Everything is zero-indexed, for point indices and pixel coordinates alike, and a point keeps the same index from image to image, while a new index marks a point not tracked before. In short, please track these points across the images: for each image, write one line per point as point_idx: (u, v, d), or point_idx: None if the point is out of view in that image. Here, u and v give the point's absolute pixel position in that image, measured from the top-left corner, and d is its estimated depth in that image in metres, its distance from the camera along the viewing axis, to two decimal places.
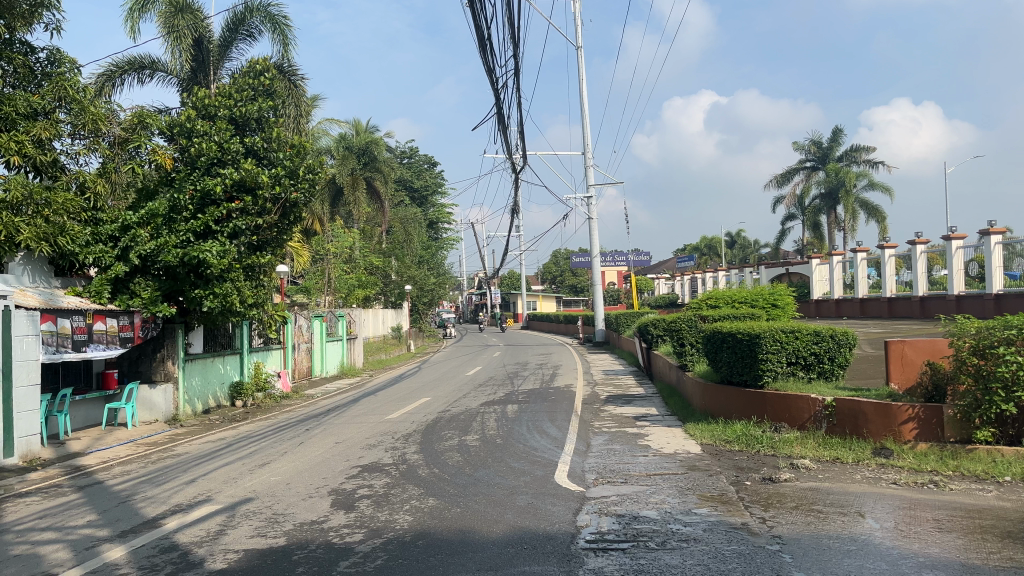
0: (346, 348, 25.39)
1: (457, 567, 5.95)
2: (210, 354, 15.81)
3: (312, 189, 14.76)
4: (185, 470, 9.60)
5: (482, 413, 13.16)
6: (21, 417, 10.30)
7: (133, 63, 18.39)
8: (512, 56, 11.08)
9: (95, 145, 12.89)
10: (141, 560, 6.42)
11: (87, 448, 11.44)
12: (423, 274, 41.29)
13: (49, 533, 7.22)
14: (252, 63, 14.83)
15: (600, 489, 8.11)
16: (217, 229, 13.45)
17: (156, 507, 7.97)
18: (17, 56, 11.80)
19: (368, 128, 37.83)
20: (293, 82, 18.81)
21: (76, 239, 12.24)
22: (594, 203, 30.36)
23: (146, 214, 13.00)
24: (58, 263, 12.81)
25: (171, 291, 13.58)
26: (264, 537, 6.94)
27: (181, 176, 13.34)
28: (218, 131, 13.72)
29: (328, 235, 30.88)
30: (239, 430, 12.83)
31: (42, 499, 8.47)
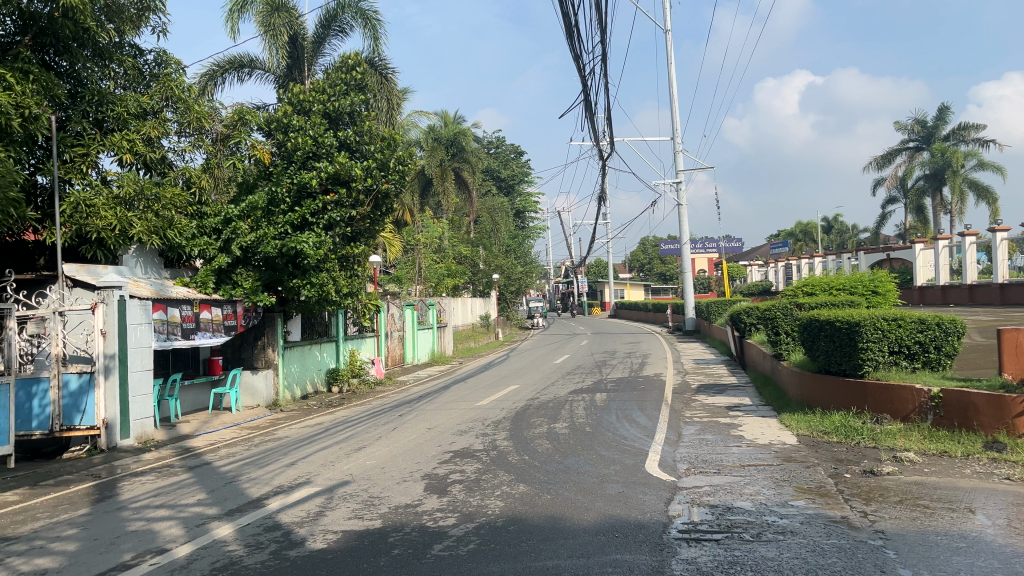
0: (436, 336, 25.83)
1: (549, 553, 5.99)
2: (307, 341, 16.40)
3: (403, 180, 14.94)
4: (285, 453, 9.99)
5: (570, 401, 13.18)
6: (136, 400, 10.94)
7: (233, 62, 19.13)
8: (600, 44, 10.94)
9: (199, 142, 13.49)
10: (247, 538, 6.74)
11: (195, 430, 12.04)
12: (511, 263, 41.53)
13: (163, 511, 7.66)
14: (345, 57, 15.08)
15: (691, 479, 8.01)
16: (313, 221, 13.89)
17: (260, 488, 8.33)
18: (127, 59, 12.41)
19: (455, 118, 38.15)
20: (384, 76, 19.20)
21: (183, 232, 12.86)
22: (684, 188, 29.74)
23: (246, 208, 13.67)
24: (167, 256, 13.51)
25: (271, 282, 14.14)
26: (361, 519, 7.16)
27: (279, 170, 13.83)
28: (313, 126, 14.11)
29: (418, 226, 31.40)
30: (336, 415, 13.26)
31: (156, 478, 8.99)
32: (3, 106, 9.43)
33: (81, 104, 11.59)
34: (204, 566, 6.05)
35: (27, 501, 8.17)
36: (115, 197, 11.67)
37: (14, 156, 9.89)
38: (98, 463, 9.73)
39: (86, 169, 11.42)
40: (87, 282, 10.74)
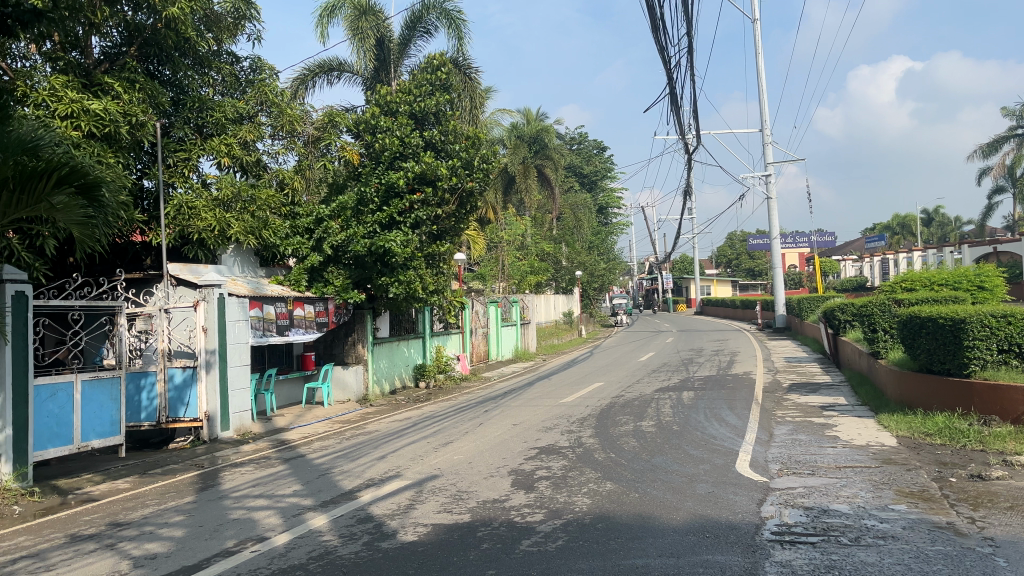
0: (520, 333, 25.95)
1: (638, 552, 5.94)
2: (395, 338, 16.75)
3: (487, 178, 15.10)
4: (376, 447, 10.23)
5: (657, 398, 13.02)
6: (235, 394, 11.40)
7: (323, 66, 19.65)
8: (685, 36, 10.75)
9: (291, 144, 13.93)
10: (341, 528, 6.93)
11: (290, 423, 12.46)
12: (594, 260, 41.33)
13: (261, 501, 7.95)
14: (430, 58, 15.29)
15: (784, 480, 7.81)
16: (400, 220, 14.16)
17: (352, 480, 8.56)
18: (225, 66, 12.91)
19: (537, 115, 38.22)
20: (468, 75, 19.39)
21: (278, 232, 13.33)
22: (773, 181, 28.93)
23: (336, 208, 14.03)
24: (263, 255, 14.06)
25: (360, 279, 14.49)
26: (450, 513, 7.26)
27: (367, 170, 14.14)
28: (400, 127, 14.38)
29: (501, 223, 31.63)
30: (423, 410, 13.49)
31: (254, 469, 9.35)
32: (112, 114, 10.03)
33: (182, 110, 12.13)
34: (302, 555, 6.26)
35: (137, 488, 8.63)
36: (214, 199, 12.16)
37: (123, 162, 10.45)
38: (201, 453, 10.19)
39: (188, 172, 11.91)
40: (189, 280, 11.32)
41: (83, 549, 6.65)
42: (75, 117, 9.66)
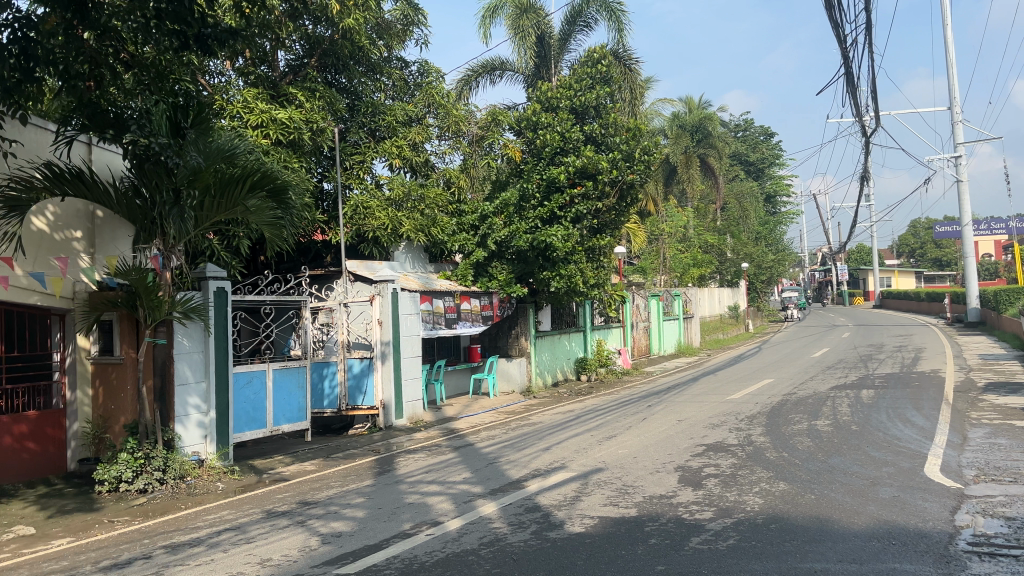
0: (683, 328, 25.46)
1: (815, 556, 5.68)
2: (557, 331, 16.95)
3: (648, 170, 14.93)
4: (541, 438, 10.39)
5: (832, 397, 12.36)
6: (408, 384, 11.98)
7: (486, 66, 20.15)
8: (863, 12, 10.06)
9: (457, 144, 14.38)
10: (510, 517, 7.11)
11: (458, 413, 12.91)
12: (761, 251, 39.76)
13: (434, 486, 8.30)
14: (590, 52, 15.26)
15: (981, 487, 7.18)
16: (561, 214, 14.25)
17: (519, 470, 8.75)
18: (395, 71, 13.52)
19: (699, 104, 37.23)
20: (628, 67, 19.22)
21: (445, 228, 13.88)
22: (964, 163, 26.54)
23: (500, 204, 14.31)
24: (431, 251, 14.67)
25: (523, 274, 14.75)
26: (617, 506, 7.25)
27: (529, 167, 14.44)
28: (561, 122, 14.50)
29: (661, 215, 31.13)
30: (586, 404, 13.55)
31: (427, 456, 9.77)
32: (296, 123, 10.79)
33: (358, 116, 12.82)
34: (474, 540, 6.48)
35: (322, 470, 9.26)
36: (386, 198, 12.77)
37: (305, 166, 11.21)
38: (377, 440, 10.78)
39: (363, 173, 12.55)
40: (365, 276, 12.00)
41: (277, 524, 7.23)
42: (264, 126, 10.47)
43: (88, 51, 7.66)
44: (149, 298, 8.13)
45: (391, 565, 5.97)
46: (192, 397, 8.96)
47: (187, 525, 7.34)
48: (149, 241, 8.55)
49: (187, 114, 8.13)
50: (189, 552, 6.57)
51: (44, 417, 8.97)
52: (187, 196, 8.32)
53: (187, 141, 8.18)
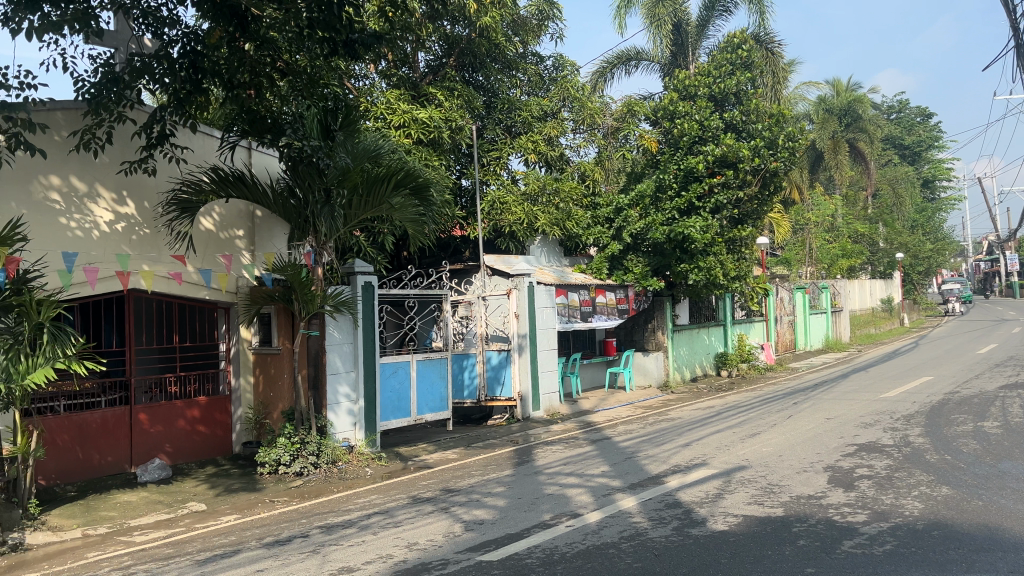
0: (832, 322, 24.29)
1: (984, 566, 5.27)
2: (696, 325, 16.61)
3: (793, 157, 14.33)
4: (680, 434, 10.21)
5: (1002, 396, 11.41)
6: (545, 377, 12.11)
7: (621, 57, 19.98)
8: None
9: (592, 137, 14.34)
10: (650, 512, 7.03)
11: (595, 406, 12.91)
12: (918, 241, 37.26)
13: (573, 479, 8.34)
14: (729, 37, 14.78)
15: None
16: (700, 205, 13.95)
17: (658, 465, 8.64)
18: (530, 67, 13.60)
19: (847, 86, 35.33)
20: (770, 50, 18.52)
21: (580, 222, 13.99)
22: None
23: (635, 196, 14.26)
24: (566, 245, 14.73)
25: (660, 266, 14.56)
26: (762, 505, 7.02)
27: (666, 157, 14.14)
28: (699, 111, 14.17)
29: (807, 203, 29.77)
30: (726, 399, 13.19)
31: (565, 448, 9.83)
32: (436, 122, 11.10)
33: (494, 112, 13.02)
34: (614, 533, 6.46)
35: (463, 459, 9.51)
36: (522, 193, 12.88)
37: (444, 163, 11.51)
38: (515, 431, 10.95)
39: (499, 169, 12.72)
40: (503, 270, 12.21)
41: (422, 510, 7.49)
42: (406, 126, 10.85)
43: (249, 62, 8.20)
44: (304, 292, 8.60)
45: (532, 554, 6.05)
46: (342, 386, 9.44)
47: (339, 507, 7.75)
48: (303, 238, 9.09)
49: (336, 117, 8.54)
50: (342, 533, 6.93)
51: (213, 403, 9.77)
52: (336, 196, 8.72)
53: (337, 143, 8.57)
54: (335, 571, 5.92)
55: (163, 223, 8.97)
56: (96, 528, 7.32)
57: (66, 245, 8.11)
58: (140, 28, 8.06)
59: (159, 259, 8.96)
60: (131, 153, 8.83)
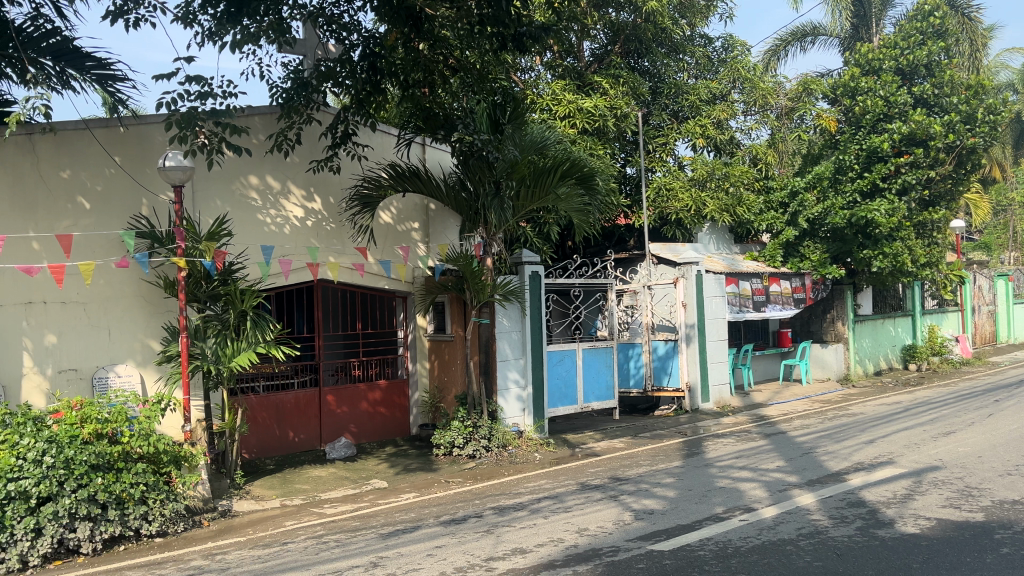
0: None
1: None
2: (880, 315, 15.58)
3: (994, 132, 13.12)
4: (863, 430, 9.63)
5: None
6: (714, 367, 11.86)
7: (796, 33, 19.00)
8: None
9: (765, 119, 13.74)
10: (831, 510, 6.70)
11: (769, 399, 12.44)
12: None
13: (746, 472, 8.09)
14: (919, 5, 13.74)
15: None
16: (884, 186, 13.19)
17: (839, 462, 8.21)
18: (698, 49, 13.20)
19: None
20: (966, 16, 16.97)
21: (751, 208, 13.38)
22: None
23: (813, 178, 13.61)
24: (736, 231, 14.21)
25: (840, 253, 13.81)
26: (958, 509, 6.50)
27: (846, 137, 13.51)
28: (885, 86, 13.30)
29: (1010, 182, 27.03)
30: (915, 395, 12.29)
31: (736, 441, 9.55)
32: (601, 110, 11.09)
33: (661, 98, 12.78)
34: (791, 530, 6.22)
35: (631, 448, 9.49)
36: (690, 180, 12.58)
37: (610, 152, 11.46)
38: (684, 422, 10.78)
39: (666, 155, 12.49)
40: (669, 259, 12.01)
41: (592, 497, 7.55)
42: (572, 115, 10.91)
43: (422, 62, 8.63)
44: (475, 281, 8.90)
45: (705, 546, 5.95)
46: (512, 372, 9.71)
47: (511, 490, 7.96)
48: (474, 229, 9.38)
49: (505, 110, 8.66)
50: (514, 516, 7.12)
51: (393, 386, 10.33)
52: (506, 188, 8.92)
53: (505, 136, 8.71)
54: (508, 551, 6.10)
55: (348, 217, 9.57)
56: (292, 499, 7.96)
57: (264, 239, 8.86)
58: (325, 34, 8.62)
59: (343, 251, 9.59)
60: (318, 152, 9.47)
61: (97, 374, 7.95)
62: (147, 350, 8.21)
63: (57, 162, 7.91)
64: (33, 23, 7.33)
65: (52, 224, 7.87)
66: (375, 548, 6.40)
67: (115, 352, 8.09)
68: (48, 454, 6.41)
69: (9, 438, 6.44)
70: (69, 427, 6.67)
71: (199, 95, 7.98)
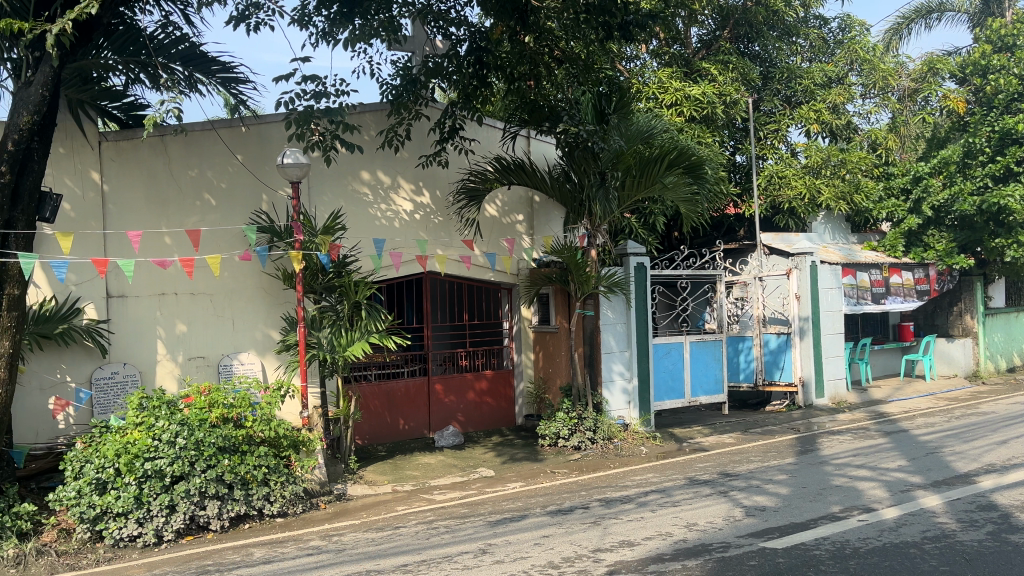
0: None
1: None
2: (1014, 308, 14.64)
3: None
4: (994, 430, 9.05)
5: None
6: (829, 362, 11.41)
7: (920, 10, 18.01)
8: None
9: (886, 101, 13.08)
10: (959, 513, 6.33)
11: (889, 396, 11.88)
12: None
13: (865, 471, 7.76)
14: None
15: None
16: (1019, 170, 12.29)
17: (968, 463, 7.75)
18: (812, 31, 12.70)
19: None
20: None
21: (870, 195, 12.78)
22: None
23: (938, 163, 12.94)
24: (854, 220, 13.61)
25: (969, 242, 13.07)
26: None
27: (977, 118, 12.69)
28: (1019, 62, 12.45)
29: None
30: None
31: (853, 439, 9.17)
32: (709, 97, 10.84)
33: (772, 83, 12.36)
34: (915, 532, 5.93)
35: (741, 443, 9.26)
36: (803, 167, 12.12)
37: (719, 140, 11.19)
38: (797, 418, 10.43)
39: (778, 142, 12.08)
40: (783, 249, 11.58)
41: (700, 492, 7.42)
42: (679, 104, 10.70)
43: (528, 54, 8.53)
44: (579, 273, 8.86)
45: (821, 546, 5.75)
46: (617, 364, 9.64)
47: (618, 482, 7.93)
48: (578, 221, 9.36)
49: (610, 100, 8.60)
50: (621, 508, 7.09)
51: (498, 376, 10.45)
52: (611, 178, 8.82)
53: (610, 126, 8.65)
54: (616, 543, 6.08)
55: (454, 210, 9.74)
56: (403, 485, 8.20)
57: (375, 232, 9.14)
58: (432, 30, 8.80)
59: (451, 244, 9.77)
60: (427, 148, 9.66)
61: (222, 361, 8.41)
62: (267, 339, 8.62)
63: (185, 161, 8.41)
64: (164, 30, 7.75)
65: (181, 219, 8.37)
66: (483, 535, 6.51)
67: (238, 341, 8.53)
68: (181, 435, 6.84)
69: (146, 420, 6.92)
70: (199, 410, 7.08)
71: (314, 93, 8.30)
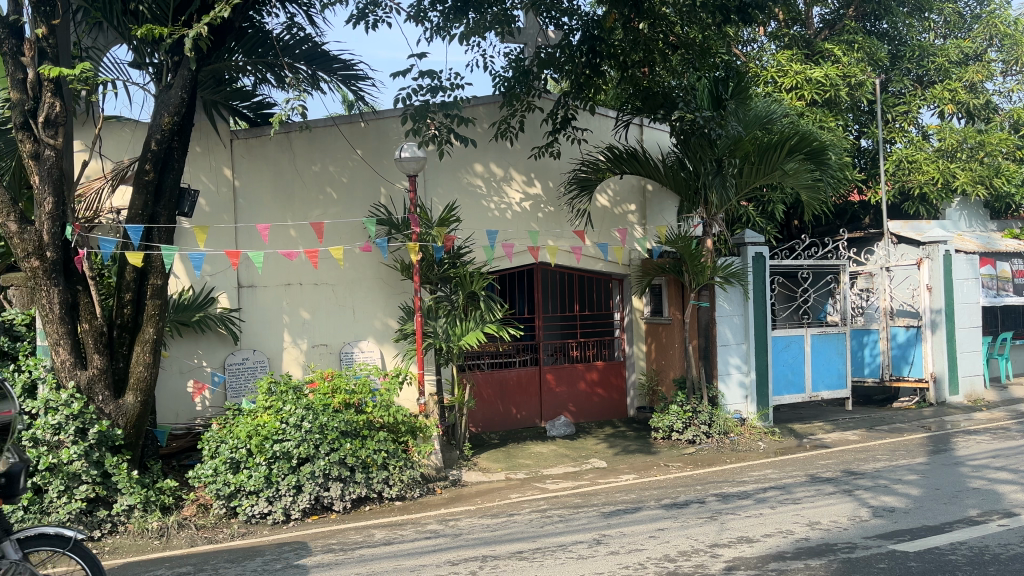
0: None
1: None
2: None
3: None
4: None
5: None
6: (964, 358, 10.76)
7: None
8: None
9: None
10: None
11: None
12: None
13: (1006, 474, 7.27)
14: None
15: None
16: None
17: None
18: (947, 5, 11.97)
19: None
20: None
21: (1013, 178, 11.83)
22: None
23: None
24: (993, 207, 12.77)
25: None
26: None
27: None
28: None
29: None
30: None
31: (992, 439, 8.60)
32: (833, 80, 10.39)
33: (902, 62, 11.71)
34: None
35: (866, 441, 8.87)
36: (936, 151, 11.47)
37: (844, 124, 10.71)
38: (928, 416, 9.90)
39: (908, 125, 11.45)
40: (912, 238, 11.02)
41: (823, 490, 7.16)
42: (800, 87, 10.32)
43: (642, 41, 8.41)
44: (694, 264, 8.69)
45: (957, 551, 5.43)
46: (734, 357, 9.42)
47: (735, 477, 7.75)
48: (693, 210, 9.17)
49: (727, 86, 8.44)
50: (739, 504, 6.93)
51: (610, 367, 10.38)
52: (728, 165, 8.58)
53: (728, 111, 8.42)
54: (734, 539, 5.94)
55: (566, 200, 9.73)
56: (517, 473, 8.30)
57: (488, 224, 9.29)
58: (545, 21, 8.78)
59: (562, 234, 9.78)
60: (539, 139, 9.69)
61: (344, 349, 8.76)
62: (386, 328, 8.89)
63: (309, 157, 8.76)
64: (290, 32, 8.08)
65: (306, 213, 8.73)
66: (597, 525, 6.51)
67: (359, 330, 8.84)
68: (307, 419, 7.13)
69: (275, 403, 7.27)
70: (323, 396, 7.41)
71: (431, 88, 8.47)
